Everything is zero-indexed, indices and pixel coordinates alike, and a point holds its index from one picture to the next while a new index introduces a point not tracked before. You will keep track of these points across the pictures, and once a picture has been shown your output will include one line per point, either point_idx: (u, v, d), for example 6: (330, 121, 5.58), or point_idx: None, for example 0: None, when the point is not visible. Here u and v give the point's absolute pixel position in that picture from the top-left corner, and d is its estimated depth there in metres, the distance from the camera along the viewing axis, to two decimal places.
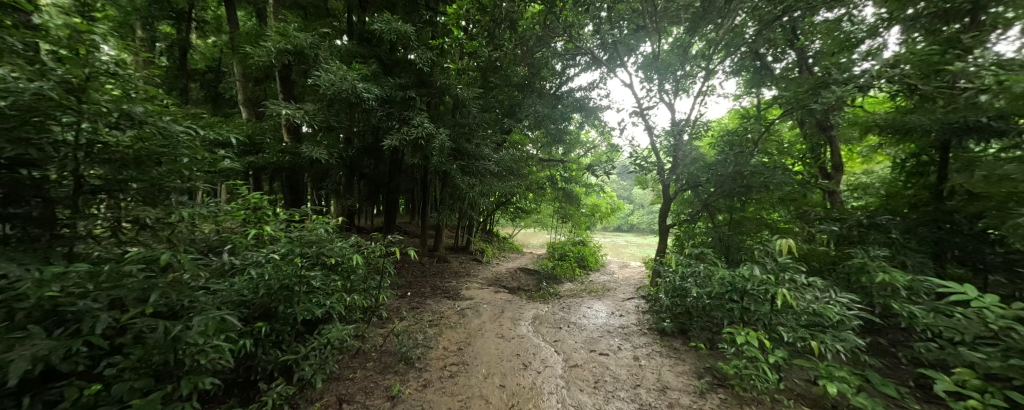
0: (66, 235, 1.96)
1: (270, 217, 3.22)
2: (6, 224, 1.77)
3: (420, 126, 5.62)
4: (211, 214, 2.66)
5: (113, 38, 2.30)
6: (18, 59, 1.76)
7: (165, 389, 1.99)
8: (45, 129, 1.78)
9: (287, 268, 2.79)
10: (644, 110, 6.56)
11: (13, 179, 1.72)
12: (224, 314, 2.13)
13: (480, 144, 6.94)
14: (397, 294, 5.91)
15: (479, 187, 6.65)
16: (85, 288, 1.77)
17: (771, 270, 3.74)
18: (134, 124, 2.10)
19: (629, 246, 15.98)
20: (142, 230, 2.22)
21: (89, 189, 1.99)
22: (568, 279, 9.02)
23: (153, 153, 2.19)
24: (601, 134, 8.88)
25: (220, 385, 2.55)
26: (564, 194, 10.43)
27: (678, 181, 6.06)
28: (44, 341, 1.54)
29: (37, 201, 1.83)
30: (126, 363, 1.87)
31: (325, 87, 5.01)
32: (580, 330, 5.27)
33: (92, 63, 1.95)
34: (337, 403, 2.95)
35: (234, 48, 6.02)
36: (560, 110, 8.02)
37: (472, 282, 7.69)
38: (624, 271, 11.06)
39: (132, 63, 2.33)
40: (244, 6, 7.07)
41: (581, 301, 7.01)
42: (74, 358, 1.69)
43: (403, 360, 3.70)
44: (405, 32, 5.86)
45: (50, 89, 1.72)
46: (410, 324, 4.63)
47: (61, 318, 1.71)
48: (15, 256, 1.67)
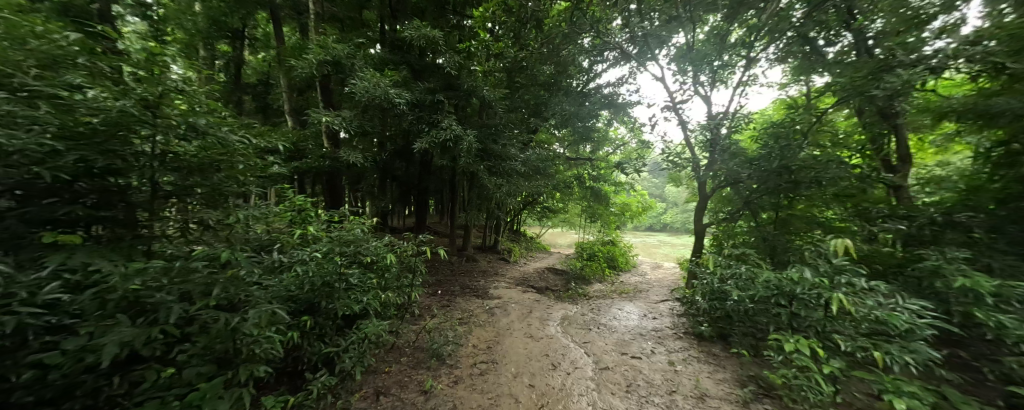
0: (145, 235, 2.22)
1: (313, 218, 3.46)
2: (99, 226, 2.05)
3: (448, 129, 5.76)
4: (263, 216, 2.89)
5: (181, 59, 2.59)
6: (107, 81, 2.07)
7: (226, 375, 2.19)
8: (128, 142, 2.04)
9: (329, 265, 2.96)
10: (677, 104, 6.34)
11: (103, 186, 2.01)
12: (275, 308, 2.30)
13: (507, 145, 7.01)
14: (429, 292, 6.11)
15: (506, 187, 6.72)
16: (161, 282, 2.01)
17: (824, 273, 3.44)
18: (199, 135, 2.34)
19: (661, 247, 15.35)
20: (206, 231, 2.45)
21: (163, 194, 2.25)
22: (598, 280, 8.84)
23: (214, 161, 2.44)
24: (630, 131, 8.56)
25: (273, 373, 2.77)
26: (592, 194, 10.24)
27: (716, 177, 5.80)
28: (128, 329, 1.77)
29: (122, 206, 2.10)
30: (194, 350, 2.09)
31: (360, 94, 5.28)
32: (611, 332, 5.17)
33: (165, 82, 2.21)
34: (375, 396, 3.09)
35: (280, 61, 6.52)
36: (587, 107, 7.82)
37: (501, 282, 7.77)
38: (657, 272, 10.67)
39: (197, 80, 2.60)
40: (289, 22, 7.66)
41: (611, 303, 6.86)
42: (154, 344, 1.93)
43: (435, 356, 3.82)
44: (433, 37, 6.04)
45: (131, 106, 1.99)
46: (441, 322, 4.77)
47: (141, 307, 1.95)
48: (105, 253, 1.94)
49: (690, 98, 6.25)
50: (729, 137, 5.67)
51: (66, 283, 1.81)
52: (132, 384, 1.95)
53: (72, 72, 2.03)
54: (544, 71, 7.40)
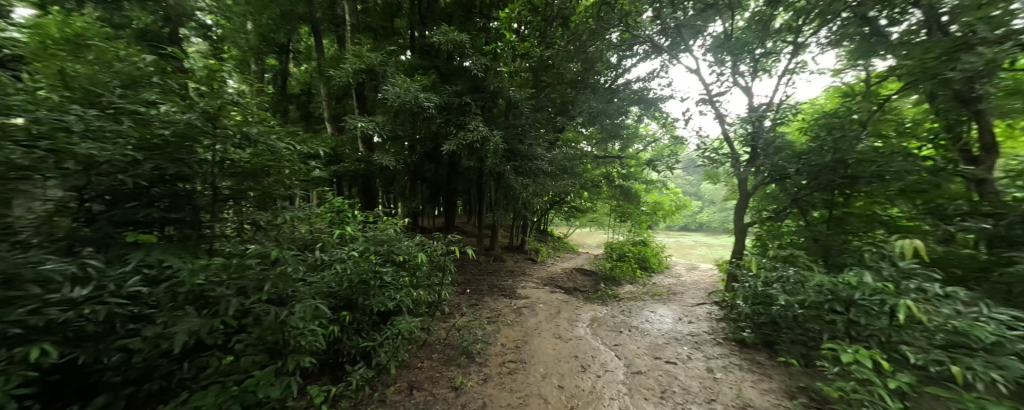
0: (208, 234, 2.46)
1: (351, 219, 3.65)
2: (170, 226, 2.31)
3: (475, 130, 5.84)
4: (307, 217, 3.10)
5: (236, 74, 2.84)
6: (176, 97, 2.32)
7: (277, 364, 2.38)
8: (193, 151, 2.29)
9: (365, 264, 3.07)
10: (714, 97, 5.99)
11: (174, 190, 2.26)
12: (318, 303, 2.45)
13: (533, 145, 7.01)
14: (458, 291, 6.24)
15: (533, 186, 6.72)
16: (221, 278, 2.22)
17: (888, 277, 3.13)
18: (251, 143, 2.53)
19: (696, 247, 14.60)
20: (258, 231, 2.70)
21: (223, 198, 2.49)
22: (628, 281, 8.59)
23: (265, 166, 2.64)
24: (662, 127, 8.13)
25: (317, 364, 2.96)
26: (621, 192, 9.96)
27: (758, 173, 5.43)
28: (195, 319, 1.98)
29: (189, 208, 2.35)
30: (249, 340, 2.29)
31: (392, 99, 5.51)
32: (644, 335, 5.01)
33: (223, 96, 2.43)
34: (408, 390, 3.20)
35: (320, 72, 6.94)
36: (616, 104, 7.27)
37: (529, 281, 7.78)
38: (693, 274, 10.16)
39: (249, 92, 2.84)
40: (328, 34, 8.15)
41: (643, 305, 6.63)
42: (215, 333, 2.13)
43: (465, 354, 3.90)
44: (460, 41, 6.16)
45: (196, 119, 2.22)
46: (470, 320, 4.86)
47: (205, 300, 2.16)
48: (176, 250, 2.18)
49: (729, 90, 5.89)
50: (774, 130, 5.29)
51: (145, 277, 2.07)
52: (200, 368, 2.17)
53: (148, 91, 2.29)
54: (570, 68, 7.29)
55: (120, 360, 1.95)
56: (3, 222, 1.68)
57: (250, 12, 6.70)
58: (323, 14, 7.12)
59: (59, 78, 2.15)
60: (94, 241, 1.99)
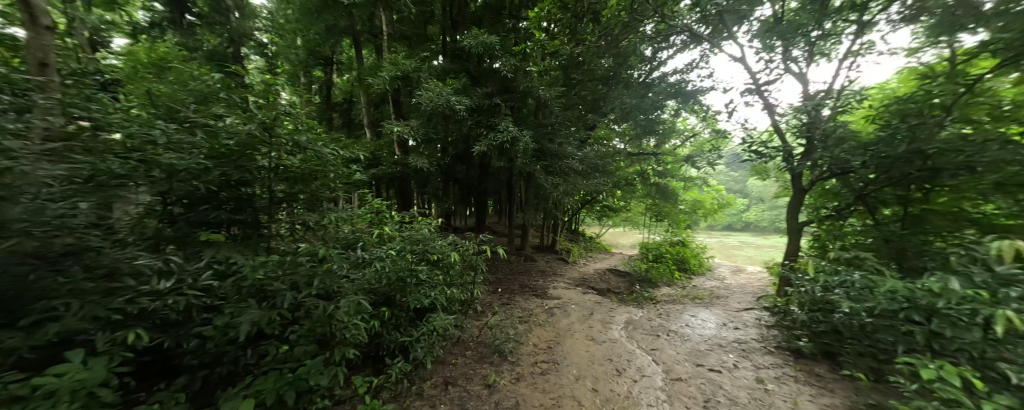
0: (266, 233, 2.70)
1: (388, 219, 3.84)
2: (235, 227, 2.57)
3: (505, 131, 5.89)
4: (349, 217, 3.30)
5: (288, 86, 3.08)
6: (239, 110, 2.57)
7: (325, 354, 2.55)
8: (252, 158, 2.53)
9: (402, 262, 3.22)
10: (762, 86, 5.54)
11: (238, 194, 2.52)
12: (361, 299, 2.59)
13: (563, 143, 6.97)
14: (489, 290, 6.32)
15: (563, 186, 6.65)
16: (277, 273, 2.42)
17: (980, 283, 2.74)
18: (301, 149, 2.73)
19: (741, 248, 13.64)
20: (307, 230, 2.89)
21: (277, 200, 2.70)
22: (666, 283, 8.20)
23: (312, 171, 2.83)
24: (701, 120, 7.67)
25: (359, 356, 3.14)
26: (658, 190, 9.55)
27: (815, 167, 4.93)
28: (256, 311, 2.18)
29: (251, 210, 2.60)
30: (301, 331, 2.48)
31: (425, 104, 5.71)
32: (684, 340, 4.77)
33: (277, 107, 2.65)
34: (444, 385, 3.30)
35: (360, 80, 7.36)
36: (650, 99, 6.83)
37: (560, 282, 7.70)
38: (738, 277, 9.48)
39: (299, 102, 3.07)
40: (367, 45, 8.65)
41: (682, 308, 6.30)
42: (273, 324, 2.34)
43: (497, 352, 3.95)
44: (490, 43, 6.25)
45: (254, 129, 2.44)
46: (502, 319, 4.90)
47: (264, 293, 2.37)
48: (239, 248, 2.42)
49: (780, 78, 5.40)
50: (835, 119, 4.77)
51: (215, 272, 2.33)
52: (259, 354, 2.39)
53: (216, 105, 2.57)
54: (601, 64, 7.12)
55: (195, 345, 2.21)
56: (106, 224, 1.99)
57: (298, 29, 7.29)
58: (362, 26, 7.57)
59: (149, 100, 2.51)
60: (175, 240, 2.29)
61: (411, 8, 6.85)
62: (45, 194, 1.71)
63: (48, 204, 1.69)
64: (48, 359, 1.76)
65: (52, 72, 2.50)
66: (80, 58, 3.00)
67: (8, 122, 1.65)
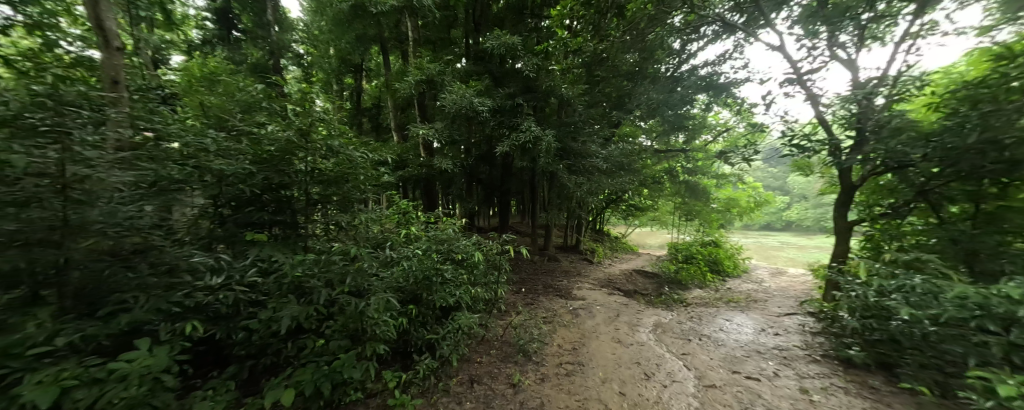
0: (304, 233, 2.87)
1: (414, 219, 3.95)
2: (276, 227, 2.75)
3: (527, 130, 5.88)
4: (378, 218, 3.43)
5: (322, 94, 3.25)
6: (279, 118, 2.75)
7: (357, 348, 2.66)
8: (291, 163, 2.69)
9: (428, 261, 3.30)
10: (804, 75, 5.16)
11: (279, 197, 2.69)
12: (390, 297, 2.68)
13: (587, 142, 6.90)
14: (513, 289, 6.34)
15: (587, 185, 6.55)
16: (313, 271, 2.56)
17: None
18: (334, 154, 2.88)
19: (781, 248, 12.77)
20: (340, 231, 3.04)
21: (313, 202, 2.86)
22: (697, 285, 7.85)
23: (345, 174, 2.96)
24: (734, 114, 7.19)
25: (389, 352, 3.25)
26: (687, 189, 9.18)
27: (866, 162, 4.52)
28: (296, 306, 2.32)
29: (290, 211, 2.77)
30: (335, 326, 2.60)
31: (449, 106, 5.84)
32: (718, 345, 4.54)
33: (313, 114, 2.80)
34: (469, 382, 3.34)
35: (387, 86, 7.64)
36: (680, 93, 6.56)
37: (585, 282, 7.59)
38: (778, 279, 8.89)
39: (332, 109, 3.23)
40: (394, 52, 8.96)
41: (716, 312, 6.00)
42: (310, 319, 2.48)
43: (522, 352, 3.96)
44: (512, 43, 6.27)
45: (293, 136, 2.60)
46: (526, 319, 4.90)
47: (302, 290, 2.52)
48: (280, 247, 2.59)
49: (826, 65, 5.00)
50: (891, 108, 4.35)
51: (259, 269, 2.50)
52: (298, 347, 2.55)
53: (259, 114, 2.76)
54: (626, 59, 6.96)
55: (242, 337, 2.39)
56: (168, 225, 2.23)
57: (330, 39, 7.69)
58: (389, 33, 7.85)
59: (202, 112, 2.76)
60: (225, 239, 2.49)
61: (434, 14, 7.02)
62: (118, 198, 1.93)
63: (120, 208, 1.92)
64: (121, 345, 1.98)
65: (123, 89, 2.80)
66: (145, 75, 3.35)
67: (88, 134, 1.88)
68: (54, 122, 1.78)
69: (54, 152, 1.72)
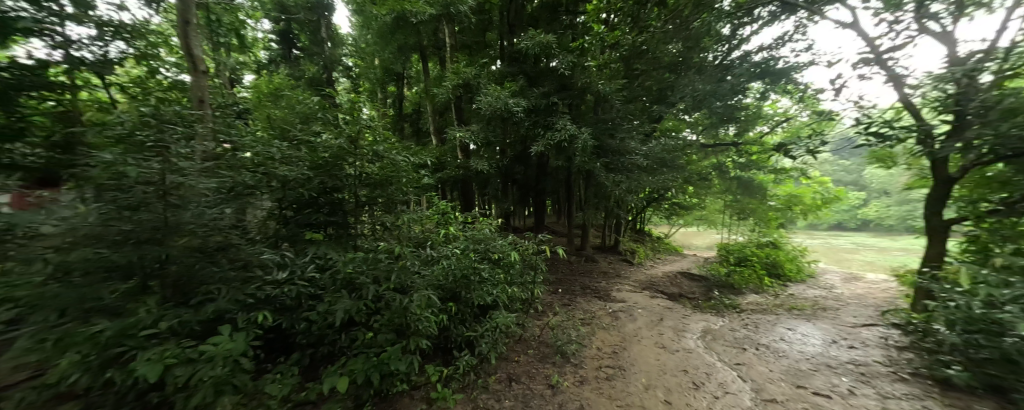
0: (354, 233, 3.08)
1: (453, 219, 4.08)
2: (330, 228, 2.98)
3: (563, 129, 5.81)
4: (419, 218, 3.59)
5: (368, 102, 3.47)
6: (333, 127, 3.00)
7: (402, 342, 2.80)
8: (342, 167, 2.90)
9: (466, 260, 3.39)
10: (884, 54, 4.51)
11: (332, 199, 2.93)
12: (431, 294, 2.78)
13: (625, 138, 6.61)
14: (550, 290, 6.28)
15: (626, 183, 6.32)
16: (363, 268, 2.74)
17: None
18: (379, 158, 3.06)
19: (858, 251, 11.26)
20: (385, 231, 3.22)
21: (361, 204, 3.06)
22: (752, 290, 7.21)
23: (389, 177, 3.13)
24: (797, 102, 6.59)
25: (430, 347, 3.38)
26: (739, 184, 8.34)
27: (969, 152, 3.83)
28: (348, 301, 2.50)
29: (341, 213, 3.00)
30: (382, 320, 2.77)
31: (485, 108, 5.94)
32: (780, 356, 4.13)
33: (360, 122, 3.00)
34: (508, 380, 3.37)
35: (426, 92, 7.97)
36: (730, 82, 6.04)
37: (625, 284, 7.30)
38: (852, 285, 7.87)
39: (377, 117, 3.44)
40: (433, 58, 9.32)
41: (775, 320, 5.46)
42: (360, 312, 2.67)
43: (560, 353, 3.92)
44: (547, 42, 6.21)
45: (343, 143, 2.81)
46: (564, 320, 4.84)
47: (353, 286, 2.72)
48: (334, 245, 2.82)
49: (912, 41, 4.35)
50: (1002, 86, 3.61)
51: (317, 266, 2.73)
52: (350, 339, 2.75)
53: (315, 124, 3.03)
54: (669, 50, 6.60)
55: (304, 327, 2.64)
56: (243, 225, 2.54)
57: (375, 51, 8.20)
58: (429, 41, 8.19)
59: (269, 124, 3.10)
60: (288, 238, 2.77)
61: (470, 19, 7.18)
62: (205, 202, 2.24)
63: (206, 211, 2.23)
64: (209, 330, 2.29)
65: (206, 107, 3.23)
66: (224, 94, 3.83)
67: (181, 148, 2.19)
68: (157, 138, 2.10)
69: (157, 163, 2.03)
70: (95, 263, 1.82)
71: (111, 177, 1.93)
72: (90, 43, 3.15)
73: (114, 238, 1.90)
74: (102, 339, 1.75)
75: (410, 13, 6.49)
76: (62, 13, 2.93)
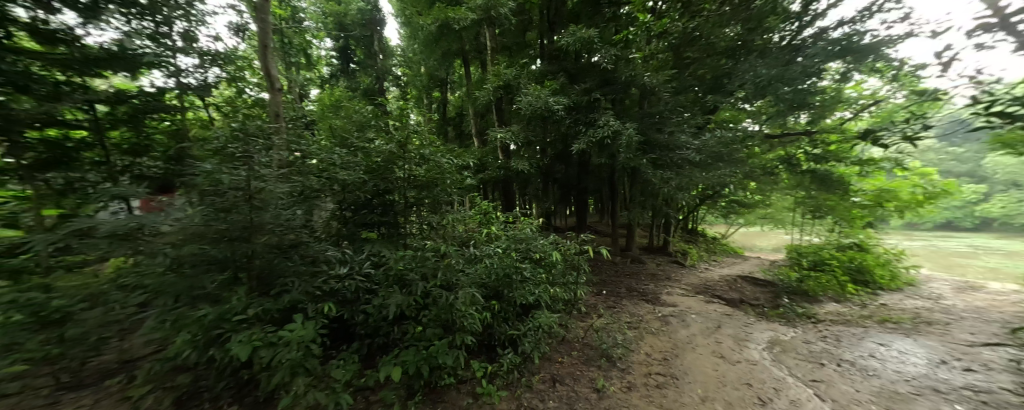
0: (404, 232, 3.28)
1: (494, 219, 4.15)
2: (383, 227, 3.20)
3: (606, 125, 5.61)
4: (462, 218, 3.72)
5: (416, 109, 3.68)
6: (384, 134, 3.23)
7: (449, 337, 2.91)
8: (394, 170, 3.11)
9: (508, 259, 3.43)
10: (1011, 15, 3.69)
11: (384, 200, 3.14)
12: (475, 292, 2.85)
13: (675, 132, 6.21)
14: (594, 291, 6.09)
15: (676, 180, 5.96)
16: (412, 265, 2.91)
17: None
18: (426, 161, 3.23)
19: (977, 256, 9.36)
20: (432, 230, 3.38)
21: (410, 204, 3.25)
22: (831, 298, 6.34)
23: (435, 179, 3.28)
24: (889, 82, 5.70)
25: (475, 344, 3.46)
26: (814, 179, 7.28)
27: None
28: (400, 296, 2.67)
29: (393, 213, 3.21)
30: (430, 315, 2.90)
31: (525, 108, 5.95)
32: (869, 375, 3.57)
33: (408, 127, 3.19)
34: (552, 381, 3.34)
35: (468, 95, 8.20)
36: (802, 63, 5.29)
37: (676, 287, 6.85)
38: (968, 296, 6.57)
39: (423, 122, 3.63)
40: (474, 62, 9.57)
41: (861, 333, 4.74)
42: (411, 307, 2.82)
43: (606, 357, 3.80)
44: (589, 37, 6.02)
45: (393, 148, 3.00)
46: (609, 323, 4.67)
47: (404, 282, 2.89)
48: (387, 243, 3.02)
49: None
50: None
51: (373, 262, 2.95)
52: (402, 332, 2.93)
53: (369, 131, 3.27)
54: (726, 34, 6.08)
55: (362, 318, 2.87)
56: (311, 225, 2.82)
57: (422, 59, 8.64)
58: (470, 46, 8.42)
59: (331, 133, 3.43)
60: (348, 237, 3.03)
61: (511, 20, 7.22)
62: (281, 205, 2.54)
63: (282, 212, 2.52)
64: (285, 318, 2.59)
65: (281, 120, 3.65)
66: (294, 108, 4.29)
67: (262, 157, 2.50)
68: (243, 150, 2.43)
69: (244, 171, 2.35)
70: (200, 257, 2.20)
71: (210, 185, 2.28)
72: (195, 70, 3.74)
73: (214, 236, 2.23)
74: (206, 321, 2.06)
75: (453, 21, 6.72)
76: (174, 47, 3.52)
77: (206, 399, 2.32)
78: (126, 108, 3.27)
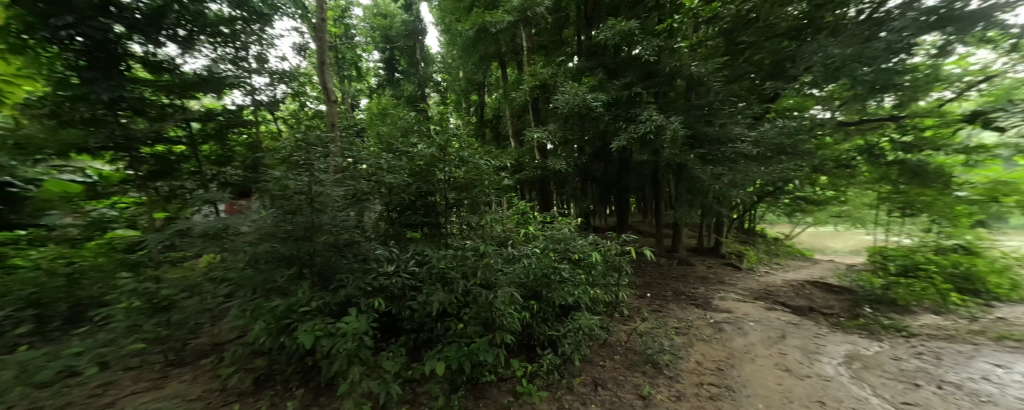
0: (445, 232, 3.40)
1: (532, 219, 4.15)
2: (426, 227, 3.35)
3: (649, 120, 5.34)
4: (499, 219, 3.77)
5: (454, 113, 3.80)
6: (426, 138, 3.38)
7: (489, 335, 2.97)
8: (435, 172, 3.24)
9: (546, 259, 3.42)
10: None
11: (427, 202, 3.29)
12: (513, 291, 2.87)
13: (727, 124, 5.74)
14: (637, 293, 5.82)
15: (728, 176, 5.52)
16: (453, 263, 3.01)
17: None
18: (464, 163, 3.33)
19: None
20: (472, 230, 3.47)
21: (450, 205, 3.36)
22: (926, 309, 5.43)
23: (473, 180, 3.37)
24: (1007, 53, 4.75)
25: (514, 343, 3.48)
26: (902, 171, 6.25)
27: None
28: (443, 293, 2.77)
29: (435, 213, 3.35)
30: (471, 313, 2.98)
31: (562, 107, 5.88)
32: (981, 401, 3.01)
33: (448, 131, 3.32)
34: (593, 385, 3.26)
35: (506, 96, 8.28)
36: (890, 37, 4.48)
37: (730, 292, 6.32)
38: None
39: (462, 126, 3.75)
40: (511, 64, 9.66)
41: (970, 352, 3.99)
42: (452, 304, 2.92)
43: (651, 363, 3.62)
44: (629, 29, 5.77)
45: (433, 151, 3.13)
46: (654, 327, 4.44)
47: (445, 280, 2.99)
48: (429, 243, 3.16)
49: None
50: None
51: (417, 261, 3.09)
52: (444, 328, 3.03)
53: (413, 136, 3.45)
54: (788, 13, 5.50)
55: (408, 314, 3.02)
56: (362, 226, 3.03)
57: (460, 64, 8.90)
58: (507, 48, 8.51)
59: (378, 140, 3.66)
60: (394, 236, 3.21)
61: (547, 19, 7.16)
62: (337, 207, 2.76)
63: (338, 214, 2.74)
64: (341, 311, 2.80)
65: (336, 129, 3.97)
66: (346, 117, 4.64)
67: (320, 164, 2.74)
68: (305, 158, 2.69)
69: (305, 177, 2.60)
70: (273, 254, 2.46)
71: (278, 190, 2.56)
72: (265, 88, 4.20)
73: (282, 235, 2.49)
74: (277, 312, 2.31)
75: (490, 24, 6.84)
76: (250, 69, 3.93)
77: (277, 381, 2.60)
78: (214, 125, 3.72)
